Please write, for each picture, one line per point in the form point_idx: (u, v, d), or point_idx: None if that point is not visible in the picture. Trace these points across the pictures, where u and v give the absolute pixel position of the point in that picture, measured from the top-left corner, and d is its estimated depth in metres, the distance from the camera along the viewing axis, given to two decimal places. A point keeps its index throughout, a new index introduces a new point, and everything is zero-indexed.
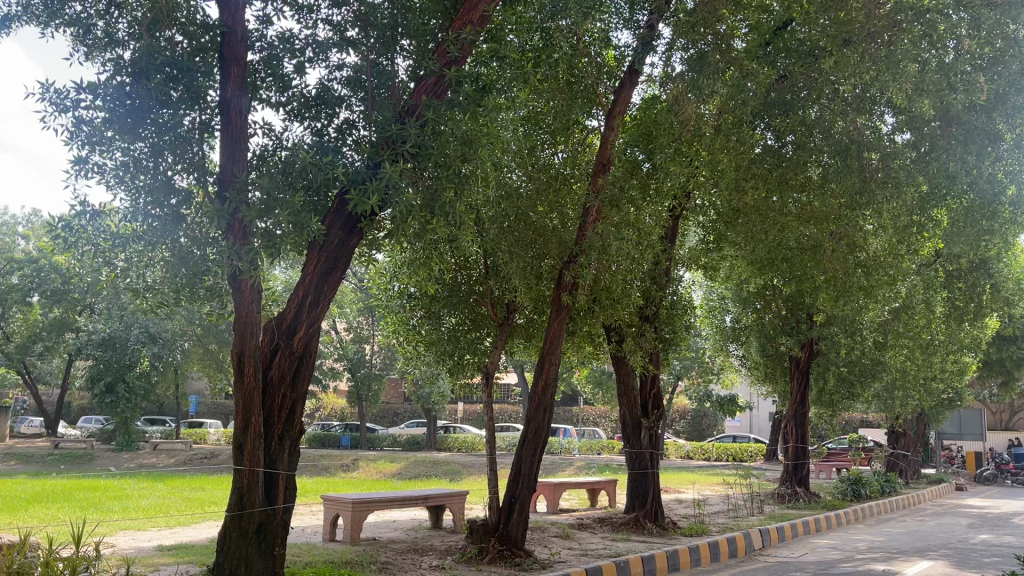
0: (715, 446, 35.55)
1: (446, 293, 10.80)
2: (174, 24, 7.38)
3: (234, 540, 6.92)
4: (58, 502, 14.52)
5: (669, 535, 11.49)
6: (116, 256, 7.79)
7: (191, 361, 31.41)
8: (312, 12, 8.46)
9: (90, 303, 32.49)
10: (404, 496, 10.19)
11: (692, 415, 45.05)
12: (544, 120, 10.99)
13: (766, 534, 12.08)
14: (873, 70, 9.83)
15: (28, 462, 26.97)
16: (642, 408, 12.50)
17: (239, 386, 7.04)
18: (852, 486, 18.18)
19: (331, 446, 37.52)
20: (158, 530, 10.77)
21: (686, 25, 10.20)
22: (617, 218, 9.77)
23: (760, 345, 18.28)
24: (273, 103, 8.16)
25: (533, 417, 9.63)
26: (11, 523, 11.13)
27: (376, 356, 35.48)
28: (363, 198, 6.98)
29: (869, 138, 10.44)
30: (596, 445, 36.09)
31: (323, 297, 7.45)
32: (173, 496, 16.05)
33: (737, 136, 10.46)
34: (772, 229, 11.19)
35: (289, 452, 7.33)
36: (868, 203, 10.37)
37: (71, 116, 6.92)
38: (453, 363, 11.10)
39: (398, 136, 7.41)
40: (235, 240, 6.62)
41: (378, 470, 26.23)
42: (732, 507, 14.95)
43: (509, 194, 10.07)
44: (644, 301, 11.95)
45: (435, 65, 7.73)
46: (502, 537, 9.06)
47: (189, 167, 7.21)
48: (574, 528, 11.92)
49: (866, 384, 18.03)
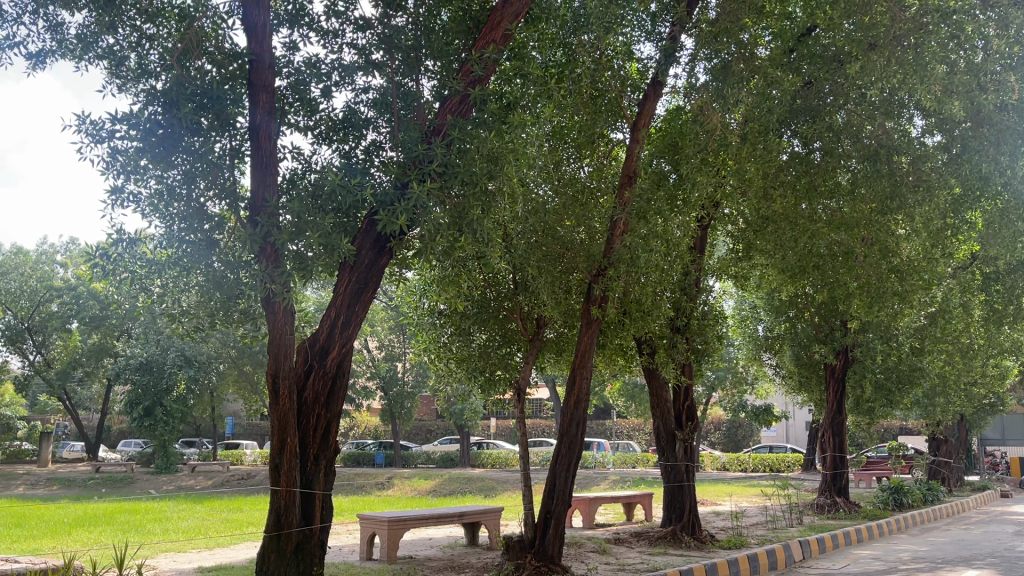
0: (752, 457, 35.14)
1: (475, 309, 10.85)
2: (203, 54, 7.54)
3: (273, 561, 7.00)
4: (99, 525, 14.76)
5: (707, 548, 11.33)
6: (152, 282, 7.96)
7: (227, 382, 31.78)
8: (337, 37, 8.61)
9: (126, 329, 33.02)
10: (440, 514, 10.21)
11: (727, 426, 44.60)
12: (569, 135, 11.10)
13: (807, 546, 11.90)
14: (900, 74, 9.64)
15: (70, 487, 27.44)
16: (676, 420, 12.44)
17: (274, 409, 7.09)
18: (893, 496, 17.87)
19: (366, 464, 37.69)
20: (198, 551, 10.88)
21: (709, 35, 9.99)
22: (645, 230, 9.62)
23: (794, 353, 18.04)
24: (301, 127, 8.30)
25: (567, 431, 9.66)
26: (54, 547, 11.33)
27: (409, 373, 35.52)
28: (392, 218, 7.01)
29: (899, 141, 10.34)
30: (630, 458, 35.89)
31: (354, 318, 7.51)
32: (211, 518, 16.23)
33: (764, 145, 10.45)
34: (802, 237, 11.13)
35: (325, 472, 7.39)
36: (899, 207, 10.29)
37: (106, 146, 7.10)
38: (484, 379, 11.17)
39: (424, 155, 7.49)
40: (268, 264, 6.76)
41: (413, 487, 26.27)
42: (772, 518, 14.78)
43: (537, 209, 10.05)
44: (674, 312, 11.88)
45: (459, 84, 7.82)
46: (538, 553, 9.04)
47: (221, 193, 7.35)
48: (611, 542, 11.82)
49: (905, 391, 17.76)
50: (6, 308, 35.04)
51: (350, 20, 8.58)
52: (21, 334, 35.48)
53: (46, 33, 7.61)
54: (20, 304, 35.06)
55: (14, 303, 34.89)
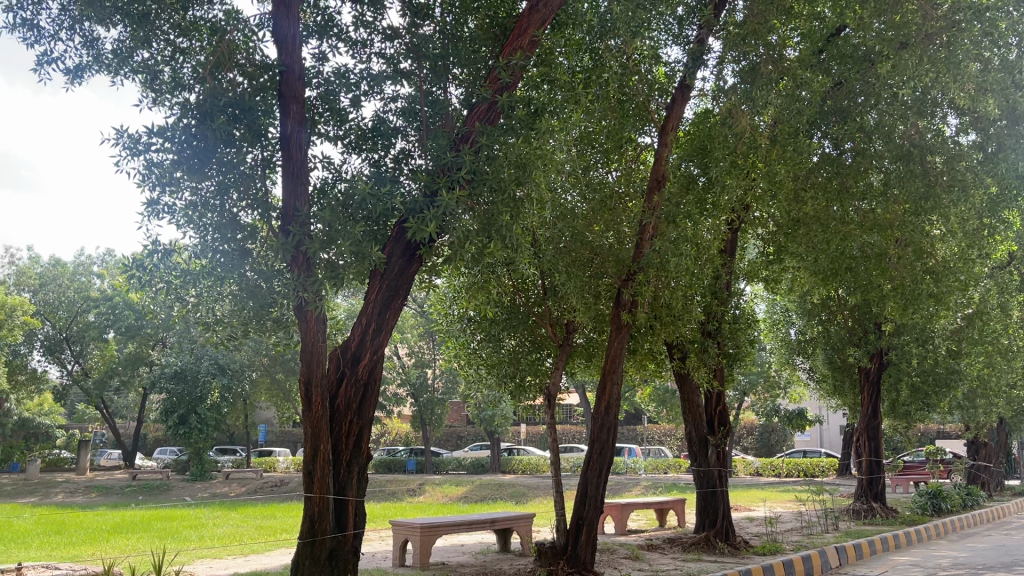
0: (785, 462, 34.70)
1: (505, 315, 10.84)
2: (235, 66, 7.64)
3: (306, 567, 7.02)
4: (136, 532, 14.95)
5: (741, 555, 11.19)
6: (187, 292, 8.10)
7: (259, 390, 32.10)
8: (366, 47, 8.69)
9: (161, 339, 33.47)
10: (471, 520, 10.22)
11: (760, 432, 44.16)
12: (597, 139, 10.96)
13: (842, 553, 11.72)
14: (932, 72, 9.52)
15: (108, 494, 27.84)
16: (708, 425, 12.33)
17: (308, 416, 7.17)
18: (931, 501, 17.56)
19: (397, 471, 37.79)
20: (234, 557, 11.02)
21: (736, 38, 9.97)
22: (675, 234, 9.52)
23: (827, 356, 17.93)
24: (331, 137, 8.38)
25: (597, 437, 9.64)
26: (93, 554, 11.51)
27: (439, 380, 35.56)
28: (422, 225, 7.05)
29: (931, 140, 10.15)
30: (661, 463, 35.61)
31: (385, 325, 7.59)
32: (246, 524, 16.39)
33: (794, 146, 10.44)
34: (834, 238, 10.93)
35: (357, 479, 7.44)
36: (933, 207, 10.13)
37: (143, 159, 7.22)
38: (515, 385, 11.14)
39: (453, 162, 7.51)
40: (299, 272, 6.81)
41: (445, 494, 26.27)
42: (807, 524, 14.60)
43: (564, 215, 10.24)
44: (705, 316, 11.79)
45: (487, 91, 7.89)
46: (571, 561, 9.07)
47: (253, 203, 7.48)
48: (643, 548, 11.75)
49: (942, 395, 17.10)
50: (45, 319, 35.80)
51: (378, 30, 8.66)
52: (59, 344, 36.16)
53: (83, 48, 7.78)
54: (57, 314, 35.81)
55: (53, 313, 35.76)
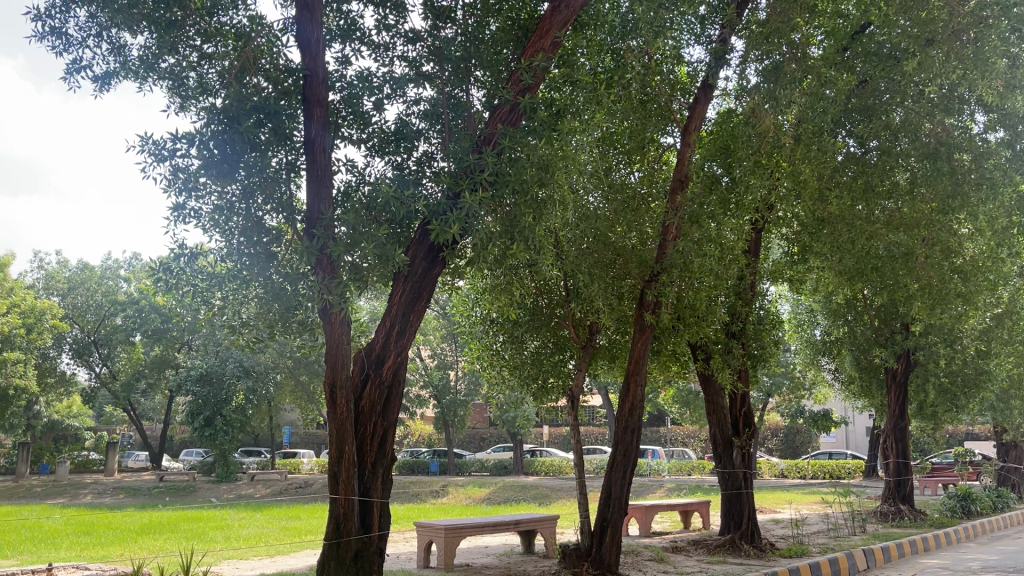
0: (811, 464, 34.42)
1: (527, 317, 10.76)
2: (259, 71, 7.67)
3: (332, 568, 7.07)
4: (164, 533, 15.13)
5: (767, 557, 11.12)
6: (213, 294, 8.14)
7: (284, 392, 32.32)
8: (388, 50, 8.73)
9: (186, 342, 33.82)
10: (496, 522, 10.23)
11: (785, 433, 43.86)
12: (619, 141, 10.94)
13: (870, 555, 11.57)
14: (959, 70, 9.45)
15: (136, 495, 28.15)
16: (733, 427, 12.29)
17: (332, 418, 7.20)
18: (960, 503, 17.32)
19: (420, 472, 37.92)
20: (259, 558, 11.11)
21: (760, 37, 9.90)
22: (698, 234, 9.67)
23: (854, 358, 17.70)
24: (354, 140, 8.44)
25: (622, 439, 9.63)
26: (122, 555, 11.65)
27: (461, 381, 35.57)
28: (444, 228, 7.06)
29: (959, 138, 10.06)
30: (685, 466, 35.41)
31: (409, 327, 7.61)
32: (271, 525, 16.56)
33: (818, 145, 10.26)
34: (859, 237, 10.82)
35: (382, 481, 7.46)
36: (961, 206, 10.06)
37: (169, 164, 7.29)
38: (538, 387, 11.17)
39: (476, 164, 7.50)
40: (324, 275, 6.86)
41: (468, 495, 26.29)
42: (834, 527, 14.45)
43: (587, 215, 10.14)
44: (729, 317, 11.69)
45: (509, 93, 7.85)
46: (595, 562, 9.06)
47: (278, 207, 7.57)
48: (669, 551, 11.69)
49: (972, 395, 16.84)
50: (74, 322, 36.28)
51: (400, 33, 8.70)
52: (87, 347, 36.61)
53: (109, 56, 7.89)
54: (86, 318, 36.30)
55: (81, 317, 36.24)
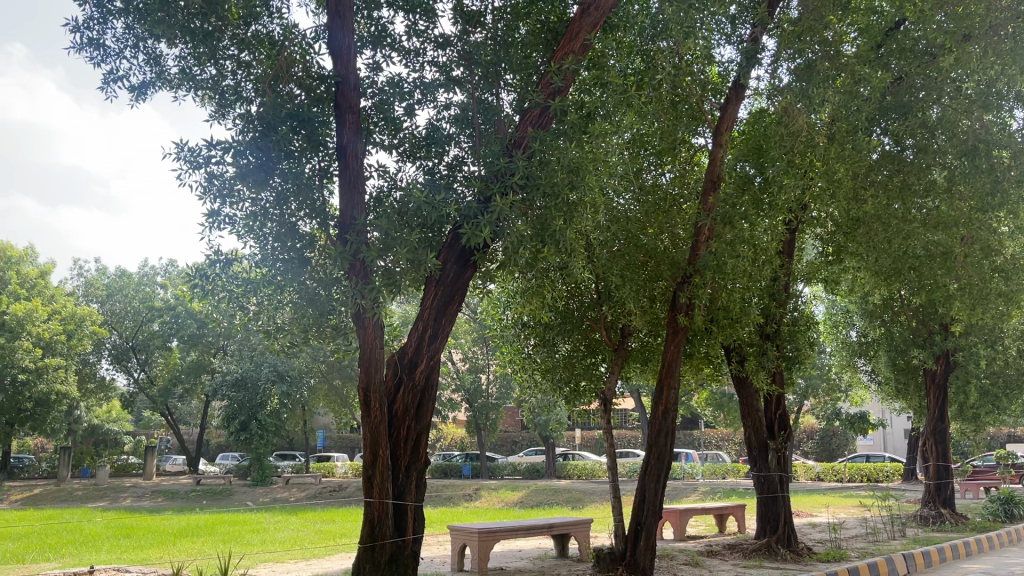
0: (847, 467, 34.00)
1: (559, 321, 10.81)
2: (292, 79, 7.79)
3: (367, 571, 7.12)
4: (202, 537, 15.31)
5: (804, 561, 11.00)
6: (248, 300, 8.23)
7: (318, 397, 32.57)
8: (419, 56, 8.78)
9: (223, 347, 34.23)
10: (529, 525, 10.20)
11: (820, 436, 43.38)
12: (650, 142, 10.78)
13: (910, 560, 11.37)
14: (997, 66, 9.50)
15: (174, 499, 28.52)
16: (768, 431, 12.15)
17: (366, 421, 7.27)
18: (1003, 507, 16.90)
19: (453, 476, 37.98)
20: (295, 561, 11.22)
21: (792, 35, 9.80)
22: (731, 235, 9.57)
23: (890, 359, 17.33)
24: (386, 146, 8.50)
25: (656, 442, 9.58)
26: (160, 557, 11.83)
27: (493, 385, 35.57)
28: (476, 231, 7.08)
29: (999, 135, 9.87)
30: (719, 469, 35.13)
31: (442, 331, 7.66)
32: (305, 529, 16.69)
33: (852, 145, 10.11)
34: (896, 237, 10.48)
35: (416, 484, 7.49)
36: (1001, 203, 9.98)
37: (203, 171, 7.39)
38: (570, 390, 11.01)
39: (507, 168, 7.45)
40: (357, 280, 6.94)
41: (501, 499, 26.21)
42: (873, 531, 14.18)
43: (618, 218, 10.16)
44: (764, 318, 11.59)
45: (540, 97, 7.86)
46: (630, 565, 9.05)
47: (311, 212, 7.55)
48: (704, 555, 11.57)
49: (1014, 396, 16.76)
50: (113, 328, 36.85)
51: (431, 38, 8.75)
52: (126, 353, 37.11)
53: (146, 66, 8.03)
54: (124, 324, 36.75)
55: (119, 323, 36.74)
